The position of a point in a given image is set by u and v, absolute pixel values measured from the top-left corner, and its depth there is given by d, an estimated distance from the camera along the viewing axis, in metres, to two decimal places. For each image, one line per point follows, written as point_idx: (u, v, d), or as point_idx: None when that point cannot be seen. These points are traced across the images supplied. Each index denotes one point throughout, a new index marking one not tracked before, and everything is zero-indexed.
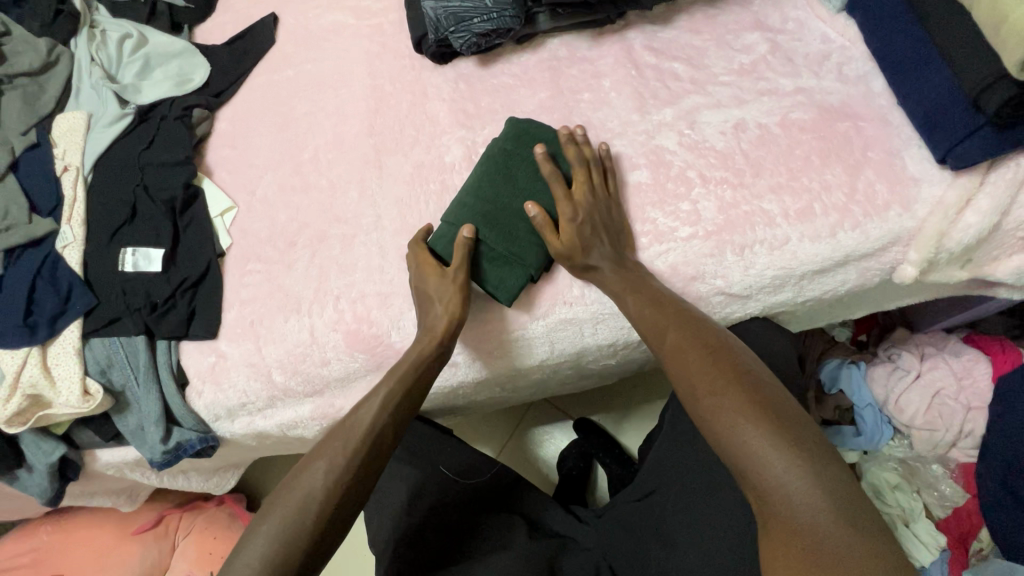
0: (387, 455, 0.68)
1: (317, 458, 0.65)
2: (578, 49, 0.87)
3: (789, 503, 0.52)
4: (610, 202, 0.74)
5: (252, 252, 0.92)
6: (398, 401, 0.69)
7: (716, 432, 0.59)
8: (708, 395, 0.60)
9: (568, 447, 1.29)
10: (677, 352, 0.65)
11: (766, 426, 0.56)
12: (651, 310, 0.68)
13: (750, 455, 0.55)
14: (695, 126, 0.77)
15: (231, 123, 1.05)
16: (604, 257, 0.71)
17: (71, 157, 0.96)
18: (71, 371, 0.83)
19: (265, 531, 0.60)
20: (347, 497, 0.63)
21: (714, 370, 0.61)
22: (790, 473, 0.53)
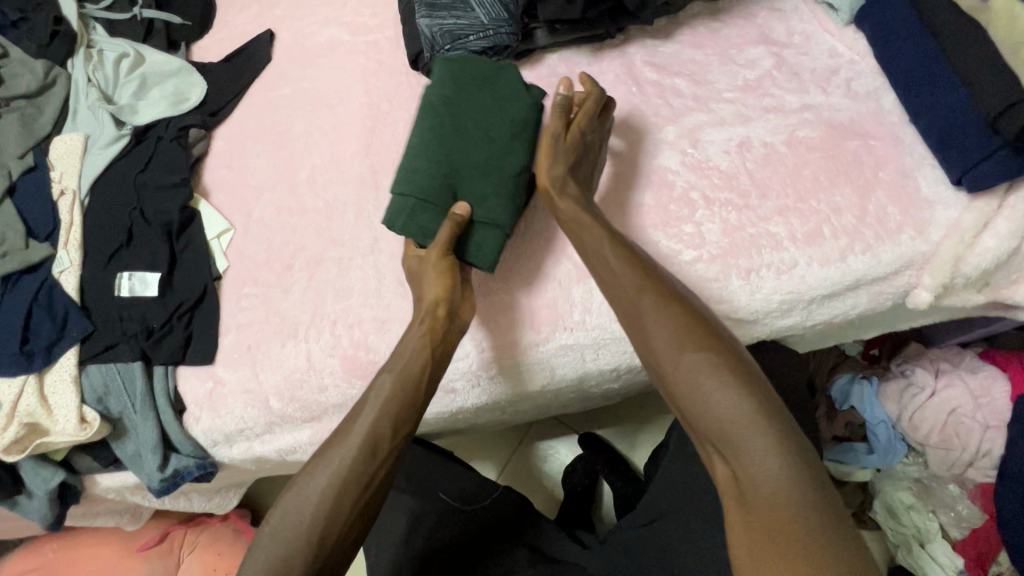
0: (384, 462, 0.66)
1: (311, 473, 0.65)
2: (577, 65, 0.85)
3: (770, 471, 0.53)
4: (591, 148, 0.74)
5: (249, 275, 0.91)
6: (394, 403, 0.67)
7: (695, 393, 0.58)
8: (692, 352, 0.59)
9: (572, 463, 1.28)
10: (660, 304, 0.62)
11: (750, 390, 0.57)
12: (630, 263, 0.66)
13: (736, 418, 0.56)
14: (698, 145, 0.74)
15: (228, 142, 1.04)
16: (581, 182, 0.72)
17: (68, 180, 0.96)
18: (68, 399, 0.82)
19: (262, 552, 0.61)
20: (343, 500, 0.63)
21: (698, 327, 0.61)
22: (772, 439, 0.54)
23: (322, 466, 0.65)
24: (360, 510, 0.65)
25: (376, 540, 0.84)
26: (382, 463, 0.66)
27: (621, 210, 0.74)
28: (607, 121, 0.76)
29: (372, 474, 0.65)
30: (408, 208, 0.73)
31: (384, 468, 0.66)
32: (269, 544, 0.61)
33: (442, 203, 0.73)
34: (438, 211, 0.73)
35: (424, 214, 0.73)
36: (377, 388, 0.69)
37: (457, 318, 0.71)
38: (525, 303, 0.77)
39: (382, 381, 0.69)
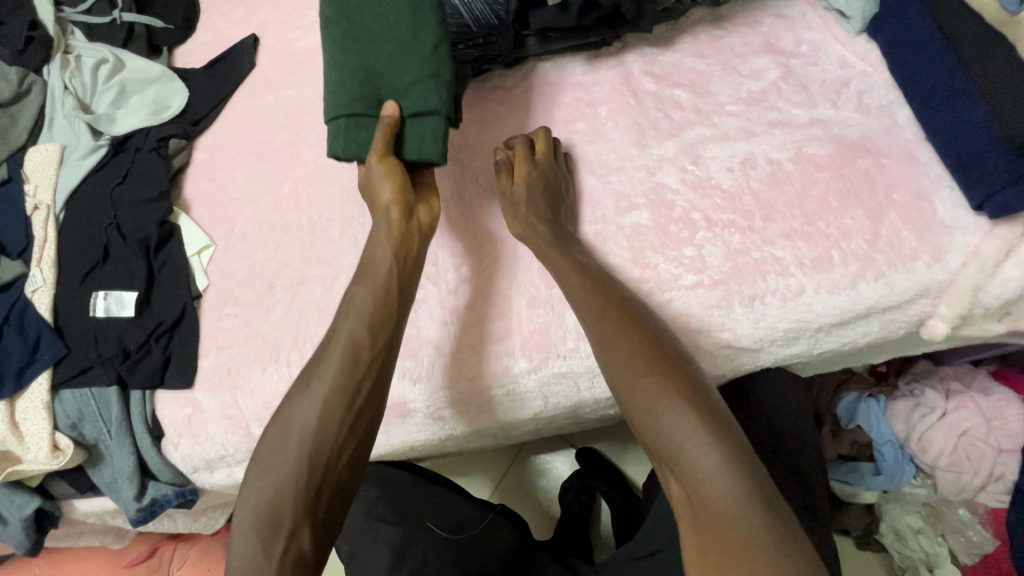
0: (367, 369, 0.65)
1: (295, 396, 0.65)
2: (572, 74, 0.80)
3: (720, 496, 0.50)
4: (559, 174, 0.71)
5: (229, 294, 0.87)
6: (370, 313, 0.66)
7: (648, 415, 0.55)
8: (645, 376, 0.57)
9: (567, 479, 1.23)
10: (617, 327, 0.60)
11: (704, 415, 0.54)
12: (591, 288, 0.63)
13: (686, 443, 0.52)
14: (699, 161, 0.70)
15: (210, 153, 0.99)
16: (542, 220, 0.68)
17: (42, 195, 0.92)
18: (41, 426, 0.79)
19: (258, 483, 0.62)
20: (330, 417, 0.63)
21: (654, 350, 0.58)
22: (724, 466, 0.51)
23: (306, 388, 0.65)
24: (349, 422, 0.64)
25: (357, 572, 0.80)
26: (363, 371, 0.65)
27: (612, 228, 0.71)
28: (567, 161, 0.74)
29: (354, 381, 0.64)
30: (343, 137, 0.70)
31: (366, 376, 0.65)
32: (263, 479, 0.62)
33: (374, 113, 0.69)
34: (372, 121, 0.70)
35: (361, 133, 0.69)
36: (350, 302, 0.67)
37: (416, 217, 0.71)
38: (516, 329, 0.73)
39: (356, 293, 0.67)
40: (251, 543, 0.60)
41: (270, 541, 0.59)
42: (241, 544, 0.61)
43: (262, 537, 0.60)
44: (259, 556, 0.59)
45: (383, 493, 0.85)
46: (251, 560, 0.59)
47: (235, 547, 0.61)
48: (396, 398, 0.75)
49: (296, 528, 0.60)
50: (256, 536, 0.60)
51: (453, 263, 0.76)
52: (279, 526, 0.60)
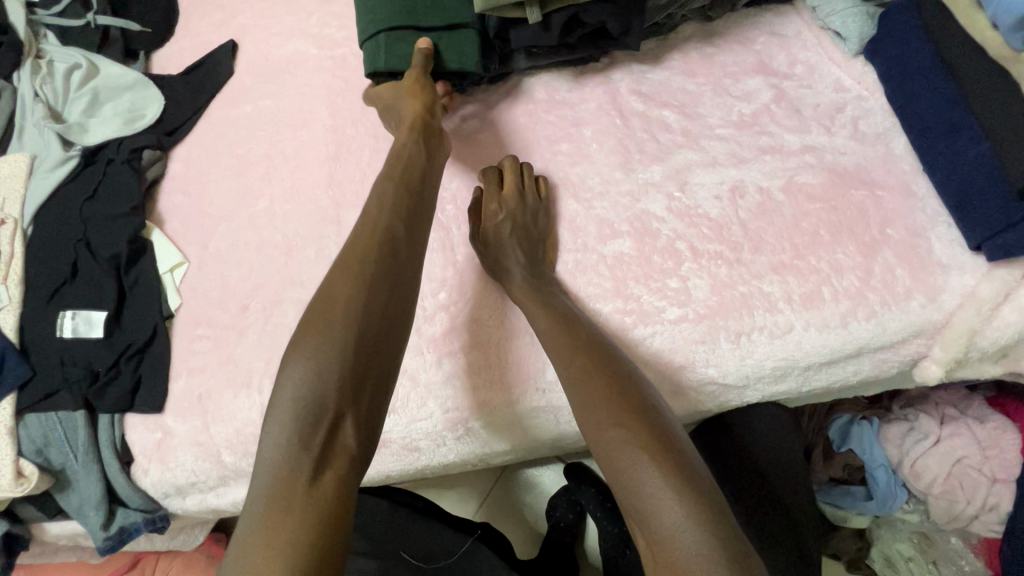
0: (405, 253, 0.63)
1: (328, 282, 0.60)
2: (557, 90, 0.77)
3: (681, 554, 0.47)
4: (531, 210, 0.69)
5: (203, 314, 0.84)
6: (402, 204, 0.65)
7: (615, 467, 0.53)
8: (610, 426, 0.54)
9: (554, 495, 1.22)
10: (586, 375, 0.58)
11: (670, 471, 0.50)
12: (561, 333, 0.61)
13: (648, 500, 0.50)
14: (686, 188, 0.67)
15: (185, 164, 0.96)
16: (517, 264, 0.67)
17: (9, 208, 0.89)
18: (4, 452, 0.77)
19: (292, 371, 0.56)
20: (372, 295, 0.59)
21: (622, 399, 0.56)
22: (686, 524, 0.48)
23: (341, 272, 0.60)
24: (393, 306, 0.60)
25: None
26: (401, 254, 0.62)
27: (594, 257, 0.68)
28: (544, 193, 0.71)
29: (396, 263, 0.62)
30: (375, 47, 0.73)
31: (405, 258, 0.63)
32: (299, 369, 0.56)
33: (413, 29, 0.72)
34: (411, 34, 0.72)
35: (397, 44, 0.72)
36: (380, 194, 0.66)
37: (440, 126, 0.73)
38: (494, 360, 0.70)
39: (384, 186, 0.66)
40: (287, 439, 0.53)
41: (312, 432, 0.54)
42: (273, 442, 0.54)
43: (304, 427, 0.54)
44: (299, 449, 0.53)
45: (357, 522, 0.84)
46: (288, 455, 0.53)
47: (264, 449, 0.54)
48: None
49: (339, 418, 0.55)
50: (294, 428, 0.54)
51: (432, 288, 0.73)
52: (321, 417, 0.54)
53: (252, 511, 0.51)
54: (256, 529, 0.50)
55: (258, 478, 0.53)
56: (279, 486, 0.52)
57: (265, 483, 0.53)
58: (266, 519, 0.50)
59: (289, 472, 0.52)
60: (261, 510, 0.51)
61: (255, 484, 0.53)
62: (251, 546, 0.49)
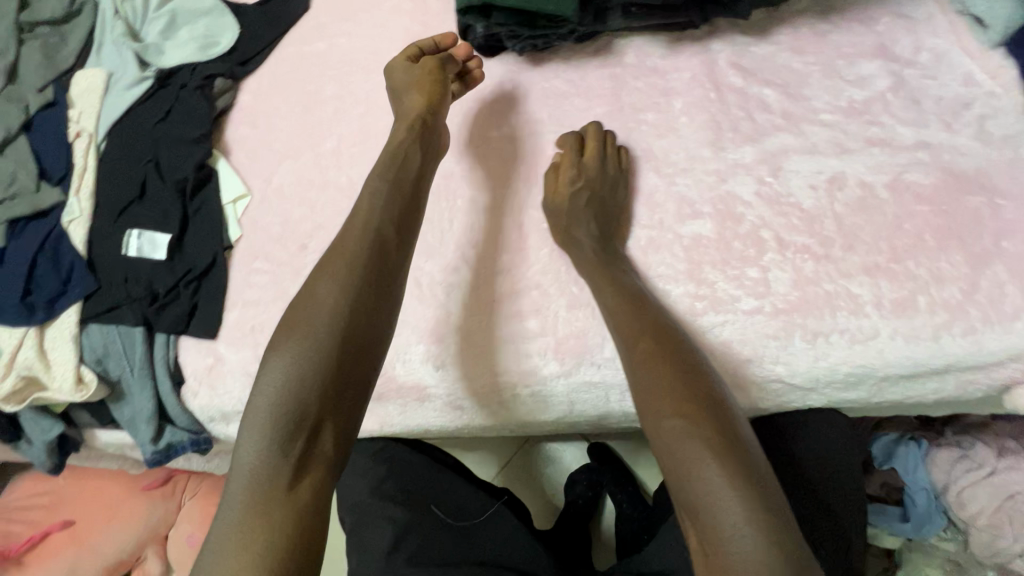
0: (393, 260, 0.63)
1: (314, 287, 0.61)
2: (649, 57, 0.73)
3: (741, 558, 0.45)
4: (611, 180, 0.66)
5: (261, 248, 0.85)
6: (393, 206, 0.66)
7: (672, 460, 0.51)
8: (673, 418, 0.52)
9: (576, 471, 1.23)
10: (649, 362, 0.56)
11: (733, 469, 0.49)
12: (627, 311, 0.59)
13: (710, 499, 0.48)
14: (779, 173, 0.63)
15: (255, 97, 0.95)
16: (590, 235, 0.65)
17: (86, 122, 0.90)
18: (67, 358, 0.80)
19: (272, 375, 0.57)
20: (356, 303, 0.60)
21: (688, 389, 0.54)
22: (747, 526, 0.46)
23: (328, 275, 0.61)
24: (376, 314, 0.61)
25: (356, 555, 0.77)
26: (389, 259, 0.63)
27: (670, 236, 0.65)
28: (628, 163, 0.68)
29: (383, 271, 0.62)
30: None
31: (391, 266, 0.63)
32: (280, 373, 0.57)
33: None
34: None
35: None
36: (373, 192, 0.66)
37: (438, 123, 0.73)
38: (550, 328, 0.67)
39: (377, 188, 0.66)
40: (266, 445, 0.55)
41: (292, 440, 0.55)
42: (252, 448, 0.55)
43: (281, 437, 0.55)
44: (279, 455, 0.55)
45: (389, 471, 0.82)
46: (266, 463, 0.55)
47: (242, 454, 0.55)
48: (417, 381, 0.72)
49: (319, 426, 0.56)
50: (272, 436, 0.55)
51: (494, 249, 0.72)
52: (301, 425, 0.56)
53: (232, 512, 0.53)
54: (231, 533, 0.52)
55: (237, 478, 0.55)
56: (258, 492, 0.54)
57: (243, 489, 0.54)
58: (244, 523, 0.52)
59: (268, 476, 0.54)
60: (237, 516, 0.53)
61: (233, 487, 0.55)
62: (223, 547, 0.51)
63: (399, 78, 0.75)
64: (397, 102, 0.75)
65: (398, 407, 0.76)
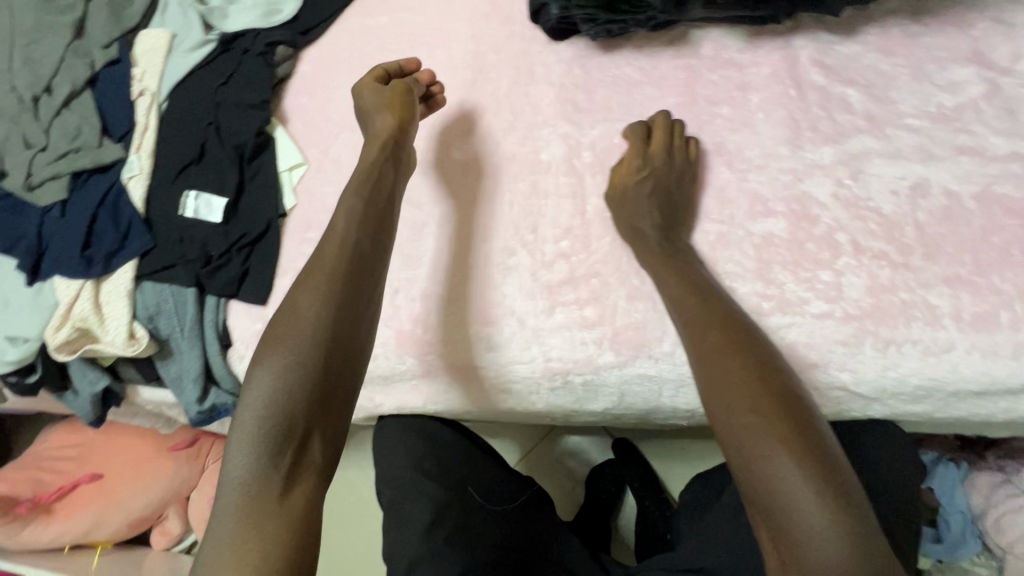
0: (368, 274, 0.65)
1: (290, 302, 0.62)
2: (726, 49, 0.72)
3: (820, 553, 0.47)
4: (678, 171, 0.65)
5: (316, 219, 0.85)
6: (367, 221, 0.67)
7: (744, 456, 0.52)
8: (746, 415, 0.52)
9: (601, 465, 1.22)
10: (718, 357, 0.56)
11: (809, 465, 0.49)
12: (696, 303, 0.59)
13: (787, 496, 0.49)
14: (859, 176, 0.62)
15: (315, 67, 0.95)
16: (654, 226, 0.64)
17: (149, 81, 0.91)
18: (120, 313, 0.81)
19: (256, 390, 0.58)
20: (333, 318, 0.61)
21: (758, 385, 0.54)
22: (827, 523, 0.47)
23: (306, 291, 0.62)
24: (353, 327, 0.62)
25: (394, 529, 0.77)
26: (365, 272, 0.65)
27: (740, 233, 0.64)
28: (693, 153, 0.67)
29: (358, 286, 0.64)
30: None
31: (365, 282, 0.65)
32: (263, 389, 0.58)
33: None
34: None
35: None
36: (347, 210, 0.68)
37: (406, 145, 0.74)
38: (608, 318, 0.67)
39: (352, 205, 0.68)
40: (255, 458, 0.56)
41: (281, 451, 0.56)
42: (240, 462, 0.56)
43: (269, 450, 0.56)
44: (269, 467, 0.56)
45: (430, 449, 0.82)
46: (256, 476, 0.55)
47: (230, 469, 0.56)
48: (467, 359, 0.72)
49: (307, 436, 0.58)
50: (259, 450, 0.56)
51: (554, 235, 0.71)
52: (290, 436, 0.57)
53: (224, 526, 0.54)
54: (225, 546, 0.53)
55: (226, 493, 0.56)
56: (250, 504, 0.55)
57: (234, 503, 0.55)
58: (238, 535, 0.53)
59: (258, 489, 0.55)
60: (230, 531, 0.54)
61: (223, 500, 0.56)
62: (222, 558, 0.52)
63: (364, 100, 0.77)
64: (366, 124, 0.76)
65: (444, 386, 0.76)
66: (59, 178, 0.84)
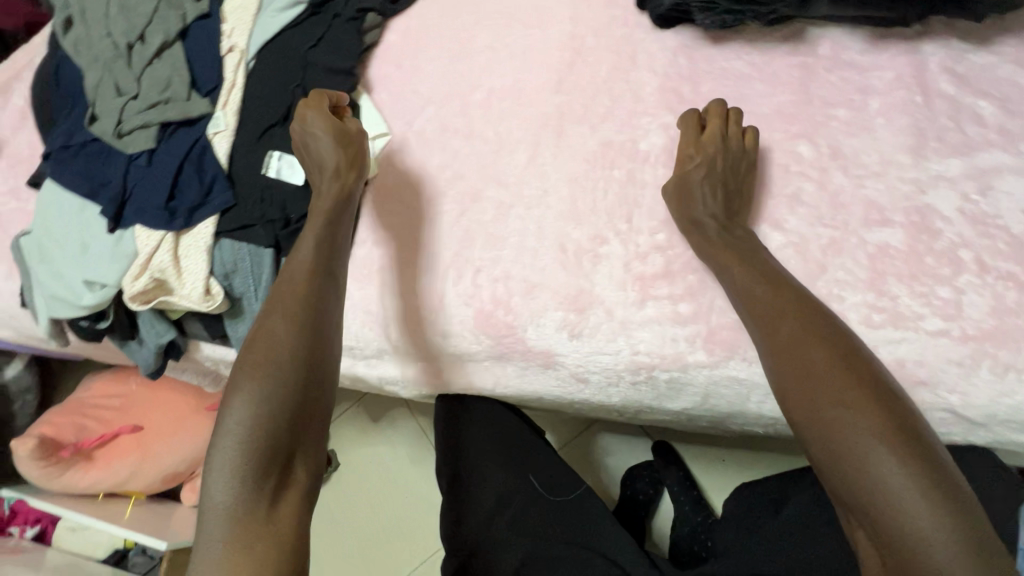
0: (329, 297, 0.67)
1: (259, 331, 0.64)
2: (846, 50, 0.69)
3: (923, 544, 0.44)
4: (735, 157, 0.65)
5: (395, 190, 0.84)
6: (324, 250, 0.70)
7: (835, 451, 0.49)
8: (833, 407, 0.50)
9: (636, 468, 1.20)
10: (796, 348, 0.54)
11: (905, 458, 0.47)
12: (772, 292, 0.58)
13: (886, 494, 0.46)
14: (987, 193, 0.60)
15: (402, 37, 0.93)
16: (712, 214, 0.64)
17: (238, 38, 0.90)
18: (199, 268, 0.81)
19: (235, 415, 0.58)
20: (302, 340, 0.63)
21: (841, 374, 0.51)
22: (930, 513, 0.45)
23: (272, 319, 0.64)
24: (322, 346, 0.64)
25: (455, 513, 0.80)
26: (327, 293, 0.67)
27: (853, 241, 0.62)
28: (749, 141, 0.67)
29: (321, 308, 0.66)
30: None
31: (330, 308, 0.67)
32: (240, 416, 0.58)
33: None
34: None
35: None
36: (309, 241, 0.70)
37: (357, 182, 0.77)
38: (703, 315, 0.65)
39: (314, 236, 0.71)
40: (237, 485, 0.55)
41: (266, 474, 0.56)
42: (224, 490, 0.55)
43: (252, 474, 0.56)
44: (253, 490, 0.55)
45: (495, 433, 0.84)
46: (241, 503, 0.55)
47: (214, 498, 0.55)
48: (546, 347, 0.71)
49: (291, 458, 0.58)
50: (240, 479, 0.55)
51: (650, 227, 0.70)
52: (274, 459, 0.57)
53: (214, 553, 0.53)
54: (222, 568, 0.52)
55: (211, 520, 0.55)
56: (236, 530, 0.54)
57: (220, 532, 0.54)
58: (226, 563, 0.52)
59: (245, 511, 0.55)
60: (222, 555, 0.53)
61: (208, 533, 0.54)
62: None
63: (303, 135, 0.77)
64: (320, 159, 0.75)
65: (518, 370, 0.76)
66: (148, 128, 0.84)
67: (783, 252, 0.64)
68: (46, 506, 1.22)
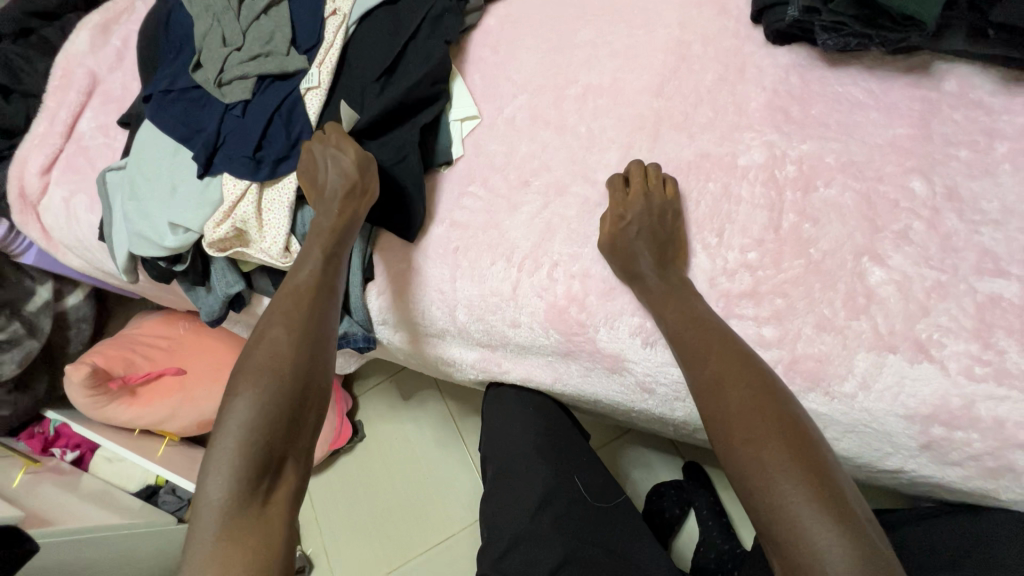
0: (327, 304, 0.68)
1: (259, 335, 0.63)
2: (974, 89, 0.67)
3: None
4: (658, 212, 0.69)
5: (479, 174, 0.84)
6: (327, 258, 0.72)
7: (748, 487, 0.48)
8: (741, 443, 0.50)
9: (663, 484, 1.17)
10: (715, 389, 0.55)
11: (809, 488, 0.45)
12: (692, 327, 0.61)
13: (798, 532, 0.44)
14: None
15: (501, 22, 0.93)
16: (649, 267, 0.67)
17: (343, 2, 0.90)
18: (279, 223, 0.82)
19: (234, 413, 0.56)
20: (307, 342, 0.63)
21: (747, 410, 0.51)
22: (837, 551, 0.42)
23: (277, 321, 0.64)
24: (320, 351, 0.64)
25: (502, 501, 0.76)
26: (328, 300, 0.69)
27: (962, 288, 0.60)
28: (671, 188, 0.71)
29: (318, 310, 0.67)
30: None
31: (326, 313, 0.68)
32: (239, 415, 0.56)
33: None
34: None
35: None
36: (309, 253, 0.72)
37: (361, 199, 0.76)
38: (788, 342, 0.63)
39: (313, 249, 0.72)
40: (230, 482, 0.53)
41: (261, 470, 0.54)
42: (217, 484, 0.53)
43: (246, 469, 0.54)
44: (246, 486, 0.53)
45: (545, 425, 0.82)
46: (232, 501, 0.52)
47: (207, 498, 0.52)
48: (617, 350, 0.71)
49: (284, 458, 0.57)
50: (238, 471, 0.53)
51: (741, 244, 0.68)
52: (270, 457, 0.55)
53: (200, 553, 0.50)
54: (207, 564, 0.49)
55: (200, 521, 0.52)
56: (228, 525, 0.51)
57: (213, 524, 0.51)
58: (218, 554, 0.50)
59: (236, 507, 0.52)
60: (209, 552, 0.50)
61: (198, 532, 0.51)
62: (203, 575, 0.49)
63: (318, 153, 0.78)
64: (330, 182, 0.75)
65: (581, 369, 0.76)
66: (246, 79, 0.86)
67: (883, 288, 0.61)
68: (90, 434, 1.26)
